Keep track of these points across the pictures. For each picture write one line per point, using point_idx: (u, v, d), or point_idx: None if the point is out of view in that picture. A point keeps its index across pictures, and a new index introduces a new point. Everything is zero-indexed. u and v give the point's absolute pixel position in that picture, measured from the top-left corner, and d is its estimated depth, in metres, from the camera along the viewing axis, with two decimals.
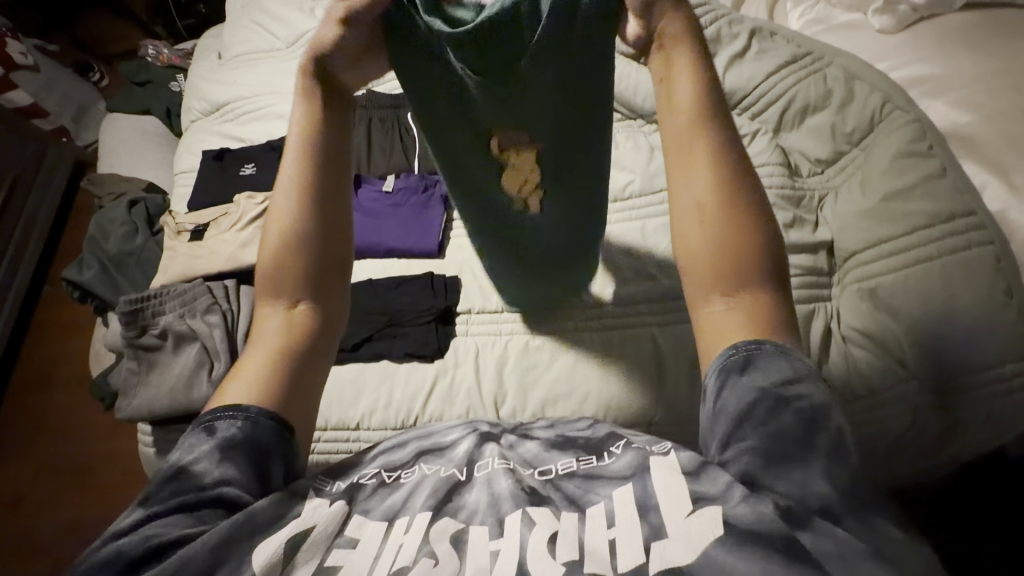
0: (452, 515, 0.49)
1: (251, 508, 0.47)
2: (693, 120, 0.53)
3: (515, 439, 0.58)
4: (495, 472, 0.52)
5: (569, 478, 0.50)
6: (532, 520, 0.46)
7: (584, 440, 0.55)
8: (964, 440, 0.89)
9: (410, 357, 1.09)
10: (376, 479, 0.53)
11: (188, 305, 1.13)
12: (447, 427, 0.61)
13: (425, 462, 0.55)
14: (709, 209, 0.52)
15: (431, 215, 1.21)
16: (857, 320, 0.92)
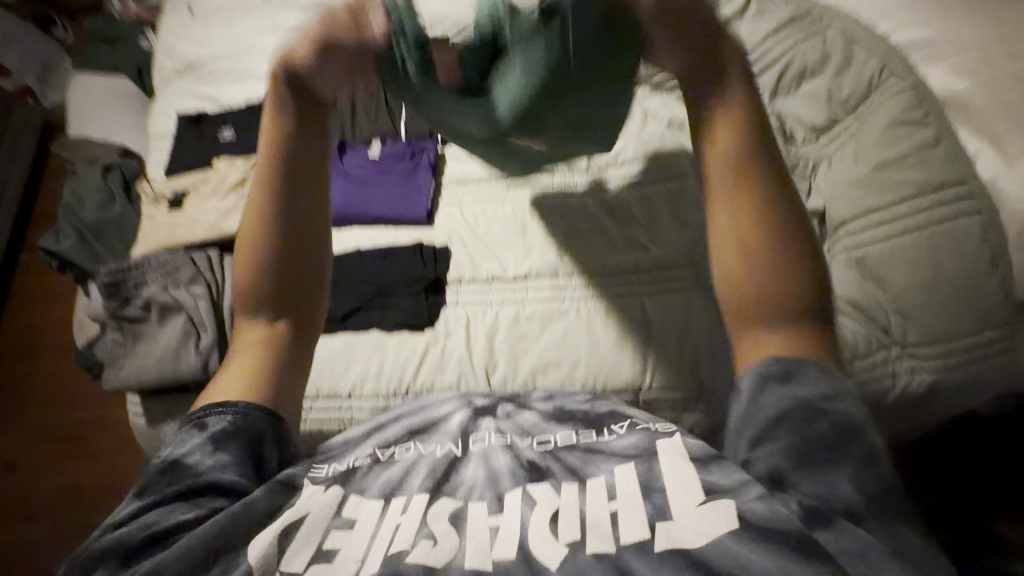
0: (451, 494, 0.58)
1: (250, 499, 0.54)
2: (733, 169, 0.65)
3: (512, 410, 0.71)
4: (494, 450, 0.62)
5: (568, 449, 0.61)
6: (533, 499, 0.55)
7: (582, 413, 0.68)
8: (945, 402, 0.92)
9: (400, 327, 1.09)
10: (372, 459, 0.62)
11: (171, 276, 1.11)
12: (442, 402, 0.73)
13: (420, 442, 0.65)
14: (749, 243, 0.63)
15: (418, 181, 1.19)
16: (846, 290, 0.93)
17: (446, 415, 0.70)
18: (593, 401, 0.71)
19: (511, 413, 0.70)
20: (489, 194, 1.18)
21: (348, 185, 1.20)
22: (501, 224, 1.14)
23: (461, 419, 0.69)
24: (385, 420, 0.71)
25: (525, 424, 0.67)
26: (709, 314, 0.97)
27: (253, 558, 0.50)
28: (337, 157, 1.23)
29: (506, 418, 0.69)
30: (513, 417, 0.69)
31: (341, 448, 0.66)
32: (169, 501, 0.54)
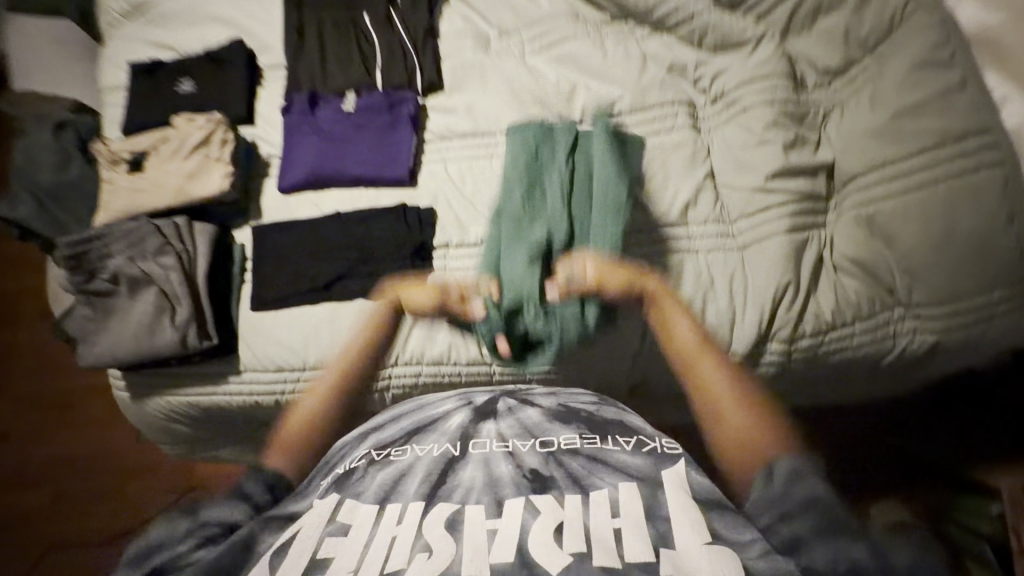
0: (446, 499, 0.65)
1: (254, 536, 0.64)
2: (699, 343, 0.89)
3: (515, 406, 0.76)
4: (495, 454, 0.69)
5: (573, 455, 0.67)
6: (536, 509, 0.62)
7: (587, 414, 0.74)
8: (948, 358, 0.90)
9: (386, 295, 1.03)
10: (368, 459, 0.71)
11: (137, 247, 1.04)
12: (442, 399, 0.80)
13: (416, 443, 0.73)
14: (730, 402, 0.84)
15: (398, 137, 1.09)
16: (849, 247, 0.90)
17: (444, 416, 0.76)
18: (600, 404, 0.77)
19: (513, 410, 0.75)
20: (476, 149, 1.10)
21: (323, 143, 1.11)
22: (490, 184, 1.07)
23: (461, 420, 0.75)
24: (383, 421, 0.79)
25: (528, 423, 0.73)
26: (708, 276, 0.93)
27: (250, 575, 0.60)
28: (309, 112, 1.13)
29: (508, 417, 0.74)
30: (516, 414, 0.74)
31: (380, 427, 0.78)
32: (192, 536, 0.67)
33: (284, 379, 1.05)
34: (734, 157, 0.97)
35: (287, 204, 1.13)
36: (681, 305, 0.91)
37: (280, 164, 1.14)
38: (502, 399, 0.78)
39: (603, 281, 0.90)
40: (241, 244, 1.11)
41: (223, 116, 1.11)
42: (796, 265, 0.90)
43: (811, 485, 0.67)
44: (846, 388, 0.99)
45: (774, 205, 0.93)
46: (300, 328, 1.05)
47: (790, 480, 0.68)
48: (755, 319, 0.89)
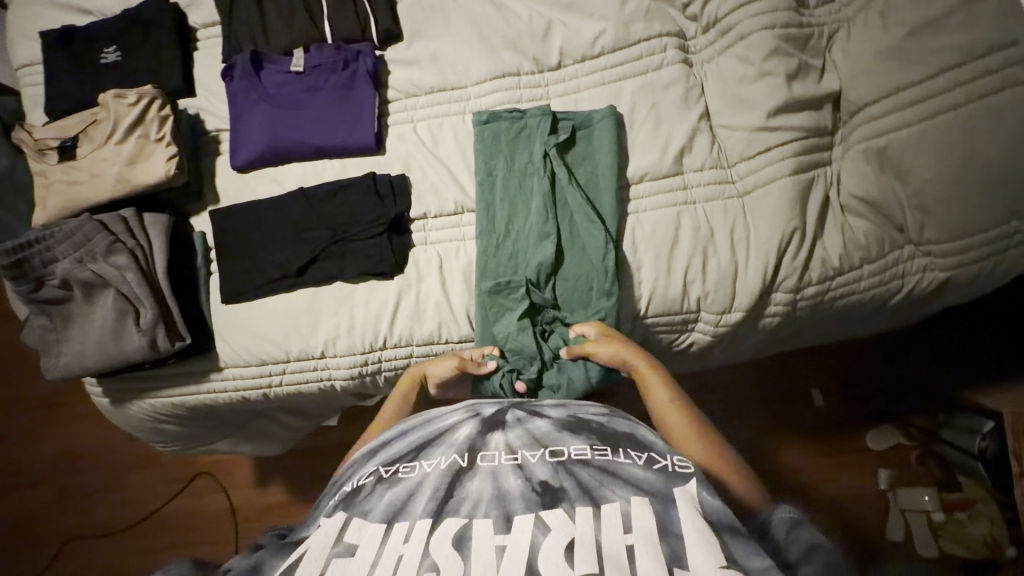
0: (454, 514, 0.57)
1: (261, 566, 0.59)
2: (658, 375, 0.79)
3: (523, 417, 0.68)
4: (502, 468, 0.61)
5: (583, 465, 0.59)
6: (547, 526, 0.54)
7: (598, 424, 0.65)
8: (950, 296, 0.88)
9: (366, 276, 0.97)
10: (375, 477, 0.63)
11: (84, 247, 0.94)
12: (448, 411, 0.71)
13: (425, 458, 0.64)
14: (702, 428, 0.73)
15: (357, 99, 0.98)
16: (859, 186, 0.84)
17: (452, 427, 0.68)
18: (611, 415, 0.67)
19: (522, 421, 0.67)
20: (446, 105, 0.99)
21: (274, 112, 0.99)
22: (465, 143, 0.97)
23: (469, 431, 0.66)
24: (391, 436, 0.71)
25: (537, 433, 0.64)
26: (708, 228, 0.87)
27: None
28: (253, 76, 1.00)
29: (516, 427, 0.65)
30: (524, 424, 0.66)
31: (384, 444, 0.69)
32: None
33: (268, 372, 1.00)
34: (732, 93, 0.89)
35: (245, 183, 1.03)
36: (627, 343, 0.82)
37: (229, 138, 1.03)
38: (511, 408, 0.70)
39: (601, 349, 0.82)
40: (202, 233, 1.02)
41: (156, 89, 0.98)
42: (801, 209, 0.84)
43: (810, 533, 0.57)
44: (845, 328, 0.97)
45: (777, 144, 0.85)
46: (277, 317, 0.98)
47: (790, 528, 0.58)
48: (759, 272, 0.84)
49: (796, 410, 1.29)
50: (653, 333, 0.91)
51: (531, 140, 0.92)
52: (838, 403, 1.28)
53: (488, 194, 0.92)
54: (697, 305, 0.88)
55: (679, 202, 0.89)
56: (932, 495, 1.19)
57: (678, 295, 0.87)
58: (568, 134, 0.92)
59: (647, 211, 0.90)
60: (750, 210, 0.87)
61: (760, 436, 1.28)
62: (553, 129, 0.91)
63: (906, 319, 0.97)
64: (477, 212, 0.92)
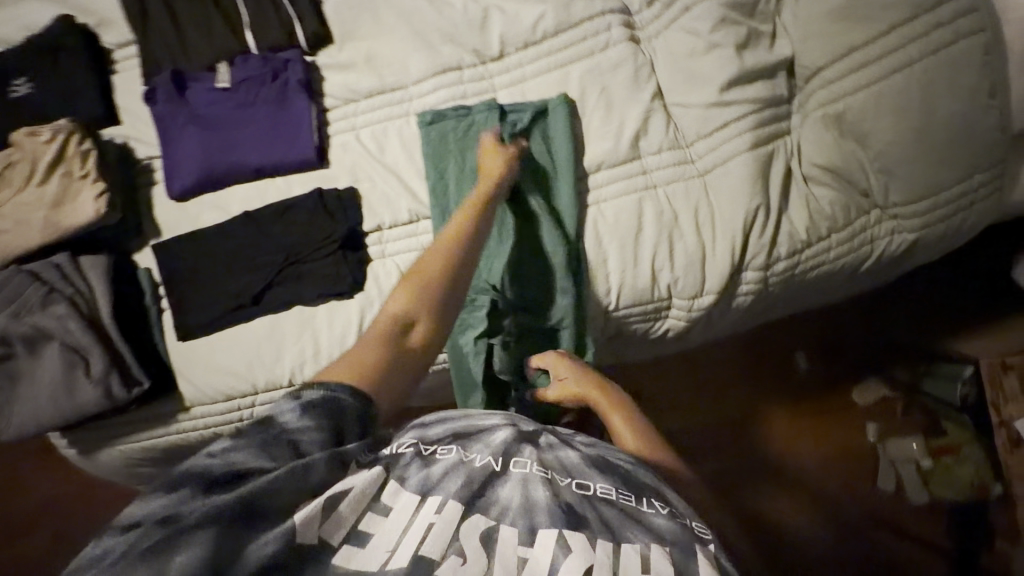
0: (484, 511, 0.47)
1: (310, 462, 0.46)
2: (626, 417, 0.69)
3: (554, 441, 0.55)
4: (533, 477, 0.50)
5: (608, 503, 0.49)
6: (568, 546, 0.45)
7: (625, 471, 0.54)
8: (920, 256, 0.87)
9: (326, 297, 0.92)
10: (413, 449, 0.51)
11: (17, 300, 0.88)
12: (487, 414, 0.59)
13: (462, 445, 0.52)
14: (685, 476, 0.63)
15: (292, 111, 0.92)
16: (819, 154, 0.81)
17: (490, 428, 0.56)
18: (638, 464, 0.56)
19: (554, 446, 0.55)
20: (388, 108, 0.94)
21: (205, 133, 0.93)
22: (412, 146, 0.92)
23: (506, 436, 0.54)
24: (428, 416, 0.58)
25: (569, 462, 0.53)
26: (671, 212, 0.84)
27: (297, 521, 0.42)
28: (178, 98, 0.94)
29: (548, 449, 0.53)
30: (556, 448, 0.54)
31: (420, 421, 0.57)
32: (245, 443, 0.47)
33: (237, 407, 0.96)
34: (683, 69, 0.85)
35: (185, 212, 0.97)
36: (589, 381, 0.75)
37: (162, 167, 0.96)
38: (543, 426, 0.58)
39: (565, 388, 0.76)
40: (147, 269, 0.97)
41: (73, 122, 0.92)
42: (765, 183, 0.81)
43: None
44: (819, 296, 0.95)
45: (735, 118, 0.82)
46: (237, 348, 0.94)
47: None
48: (728, 253, 0.81)
49: (782, 377, 1.28)
50: (626, 324, 0.89)
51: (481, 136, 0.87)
52: (822, 365, 1.28)
53: (441, 199, 0.88)
54: (668, 292, 0.85)
55: (640, 188, 0.86)
56: (919, 442, 1.19)
57: (647, 284, 0.84)
58: (522, 125, 0.86)
59: (608, 201, 0.86)
60: (712, 189, 0.84)
61: (748, 406, 1.28)
62: (505, 120, 0.86)
63: (880, 281, 0.95)
64: (432, 218, 0.89)
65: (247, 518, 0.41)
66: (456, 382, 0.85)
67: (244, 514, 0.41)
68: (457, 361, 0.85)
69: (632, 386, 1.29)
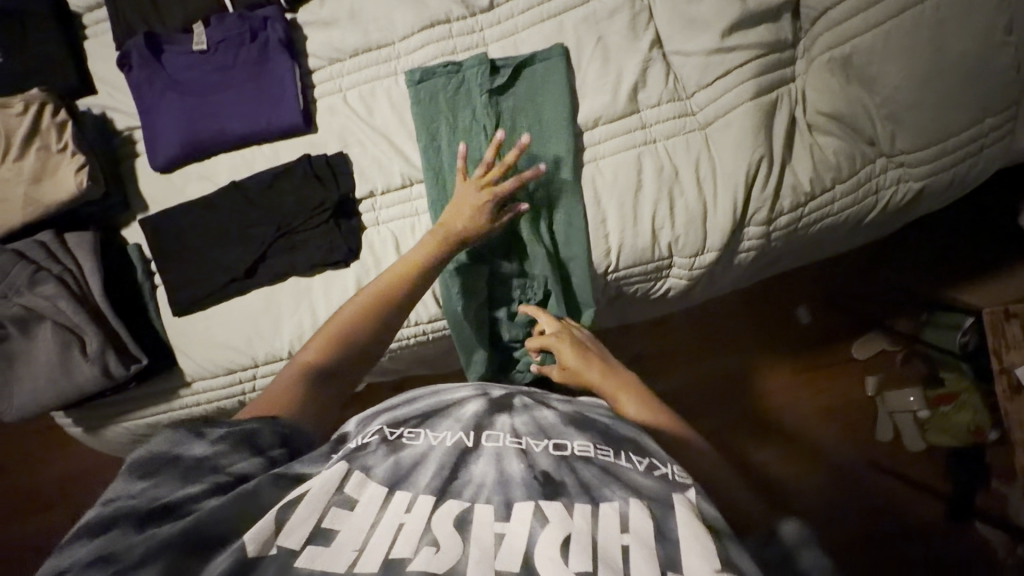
0: (456, 496, 0.48)
1: (246, 484, 0.46)
2: (624, 386, 0.70)
3: (530, 403, 0.60)
4: (506, 448, 0.52)
5: (586, 463, 0.51)
6: (545, 516, 0.46)
7: (603, 426, 0.57)
8: (928, 203, 0.84)
9: (321, 268, 0.90)
10: (378, 437, 0.53)
11: (4, 281, 0.86)
12: (458, 389, 0.63)
13: (431, 429, 0.55)
14: (685, 434, 0.64)
15: (274, 73, 0.88)
16: (825, 101, 0.77)
17: (460, 402, 0.60)
18: (617, 419, 0.60)
19: (528, 409, 0.59)
20: (374, 67, 0.90)
21: (185, 101, 0.89)
22: (402, 108, 0.89)
23: (476, 407, 0.58)
24: (394, 404, 0.61)
25: (543, 424, 0.56)
26: (672, 167, 0.82)
27: (247, 539, 0.42)
28: (154, 62, 0.89)
29: (521, 414, 0.57)
30: (531, 410, 0.58)
31: (390, 406, 0.60)
32: (165, 478, 0.47)
33: (239, 379, 0.94)
34: (682, 15, 0.81)
35: (171, 184, 0.94)
36: (586, 355, 0.75)
37: (143, 138, 0.93)
38: (519, 395, 0.63)
39: (568, 361, 0.76)
40: (136, 244, 0.94)
41: (45, 92, 0.88)
42: (767, 133, 0.78)
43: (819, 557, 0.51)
44: (824, 248, 0.94)
45: (736, 66, 0.79)
46: (235, 321, 0.92)
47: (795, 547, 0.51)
48: (730, 208, 0.79)
49: (783, 331, 1.29)
50: (626, 285, 0.88)
51: (470, 95, 0.84)
52: (823, 319, 1.28)
53: (434, 162, 0.85)
54: (669, 251, 0.83)
55: (639, 143, 0.83)
56: (916, 394, 1.20)
57: (648, 243, 0.82)
58: (508, 81, 0.84)
59: (605, 157, 0.84)
60: (714, 142, 0.81)
61: (747, 362, 1.29)
62: (479, 86, 0.84)
63: (887, 231, 0.93)
64: (426, 183, 0.86)
65: (192, 547, 0.42)
66: (459, 349, 0.86)
67: (190, 544, 0.42)
68: (455, 329, 0.84)
69: (634, 346, 1.30)
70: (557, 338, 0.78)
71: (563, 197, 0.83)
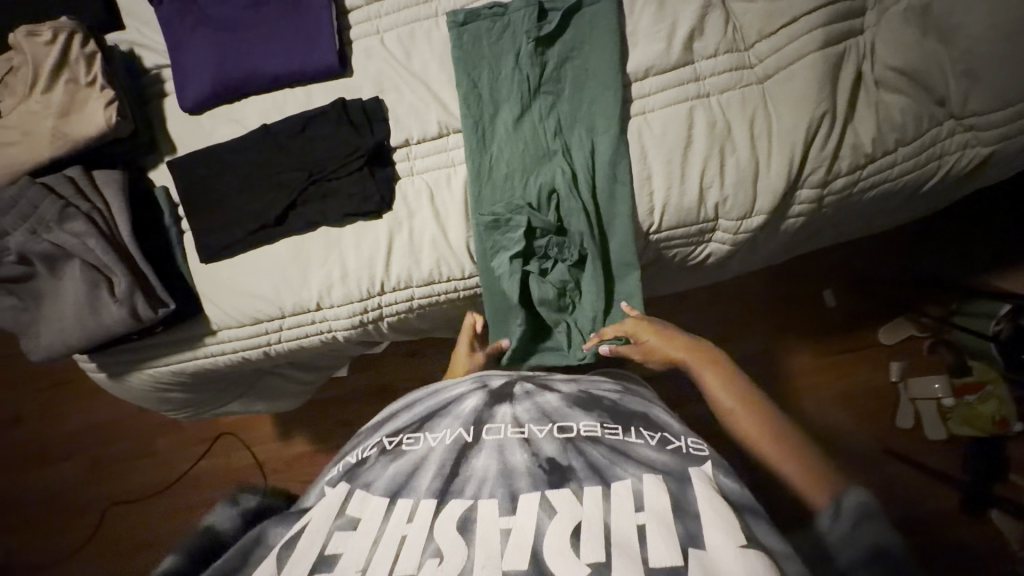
0: (459, 494, 0.52)
1: (263, 530, 0.55)
2: (715, 361, 0.73)
3: (532, 389, 0.62)
4: (510, 440, 0.55)
5: (593, 444, 0.54)
6: (553, 507, 0.49)
7: (610, 402, 0.59)
8: (995, 171, 0.80)
9: (352, 218, 0.87)
10: (378, 449, 0.58)
11: (34, 216, 0.85)
12: (457, 385, 0.65)
13: (429, 430, 0.58)
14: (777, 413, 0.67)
15: (310, 10, 0.85)
16: (895, 55, 0.74)
17: (457, 399, 0.62)
18: (624, 393, 0.62)
19: (531, 394, 0.61)
20: (414, 9, 0.87)
21: (218, 38, 0.87)
22: (442, 53, 0.85)
23: (475, 402, 0.61)
24: (395, 409, 0.64)
25: (546, 408, 0.59)
26: (724, 122, 0.78)
27: None
28: None
29: (524, 401, 0.60)
30: (533, 397, 0.60)
31: (391, 413, 0.64)
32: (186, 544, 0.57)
33: (265, 330, 0.92)
34: None
35: (200, 126, 0.92)
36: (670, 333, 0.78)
37: (172, 75, 0.90)
38: (519, 381, 0.64)
39: (648, 337, 0.78)
40: (163, 186, 0.92)
41: (75, 21, 0.85)
42: (832, 87, 0.74)
43: None
44: (878, 217, 0.89)
45: (804, 13, 0.75)
46: (262, 269, 0.89)
47: (856, 521, 0.55)
48: (784, 168, 0.75)
49: (810, 312, 1.25)
50: (666, 248, 0.84)
51: (515, 39, 0.81)
52: (850, 301, 1.25)
53: (475, 109, 0.82)
54: (715, 213, 0.79)
55: (691, 96, 0.79)
56: (942, 382, 1.14)
57: (693, 203, 0.79)
58: (556, 27, 0.81)
59: (656, 111, 0.80)
60: (771, 98, 0.77)
61: (774, 338, 1.25)
62: (532, 32, 0.80)
63: (949, 201, 0.88)
64: (464, 132, 0.82)
65: None
66: (488, 305, 0.84)
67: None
68: (492, 291, 0.83)
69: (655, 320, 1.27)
70: (634, 320, 0.80)
71: (603, 146, 0.80)
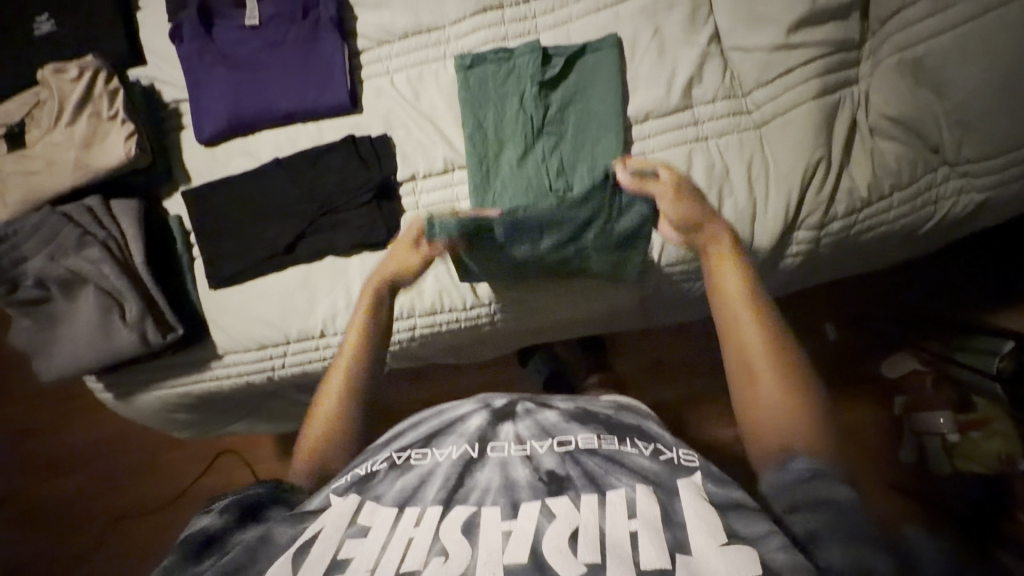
0: (463, 501, 0.53)
1: (270, 531, 0.53)
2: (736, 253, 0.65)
3: (533, 407, 0.63)
4: (513, 458, 0.56)
5: (590, 454, 0.55)
6: (552, 513, 0.50)
7: (605, 416, 0.61)
8: (988, 215, 0.81)
9: (360, 248, 0.89)
10: (387, 464, 0.58)
11: (53, 242, 0.88)
12: (460, 404, 0.66)
13: (437, 446, 0.59)
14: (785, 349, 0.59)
15: (322, 51, 0.89)
16: (890, 105, 0.77)
17: (463, 416, 0.63)
18: (618, 409, 0.64)
19: (531, 412, 0.62)
20: (423, 51, 0.90)
21: (234, 75, 0.91)
22: (449, 93, 0.88)
23: (479, 421, 0.62)
24: (402, 428, 0.65)
25: (546, 424, 0.60)
26: (722, 165, 0.79)
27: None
28: (204, 35, 0.91)
29: (525, 418, 0.61)
30: (533, 414, 0.62)
31: (396, 432, 0.64)
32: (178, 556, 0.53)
33: (269, 356, 0.94)
34: (744, 11, 0.80)
35: (215, 158, 0.95)
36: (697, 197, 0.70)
37: (190, 110, 0.94)
38: (522, 401, 0.65)
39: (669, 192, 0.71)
40: (176, 216, 0.95)
41: (100, 60, 0.89)
42: (829, 132, 0.78)
43: None
44: (875, 257, 0.90)
45: (798, 64, 0.78)
46: (269, 295, 0.92)
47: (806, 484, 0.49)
48: (781, 209, 0.77)
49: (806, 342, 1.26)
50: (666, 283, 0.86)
51: (520, 83, 0.84)
52: (849, 335, 1.25)
53: (479, 147, 0.85)
54: None
55: (691, 140, 0.81)
56: (946, 417, 1.06)
57: None
58: (560, 70, 0.83)
59: (654, 153, 0.82)
60: (769, 142, 0.79)
61: None
62: (536, 71, 0.83)
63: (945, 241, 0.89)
64: (469, 168, 0.85)
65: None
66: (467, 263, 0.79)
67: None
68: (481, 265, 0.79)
69: (659, 348, 1.21)
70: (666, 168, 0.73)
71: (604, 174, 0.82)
